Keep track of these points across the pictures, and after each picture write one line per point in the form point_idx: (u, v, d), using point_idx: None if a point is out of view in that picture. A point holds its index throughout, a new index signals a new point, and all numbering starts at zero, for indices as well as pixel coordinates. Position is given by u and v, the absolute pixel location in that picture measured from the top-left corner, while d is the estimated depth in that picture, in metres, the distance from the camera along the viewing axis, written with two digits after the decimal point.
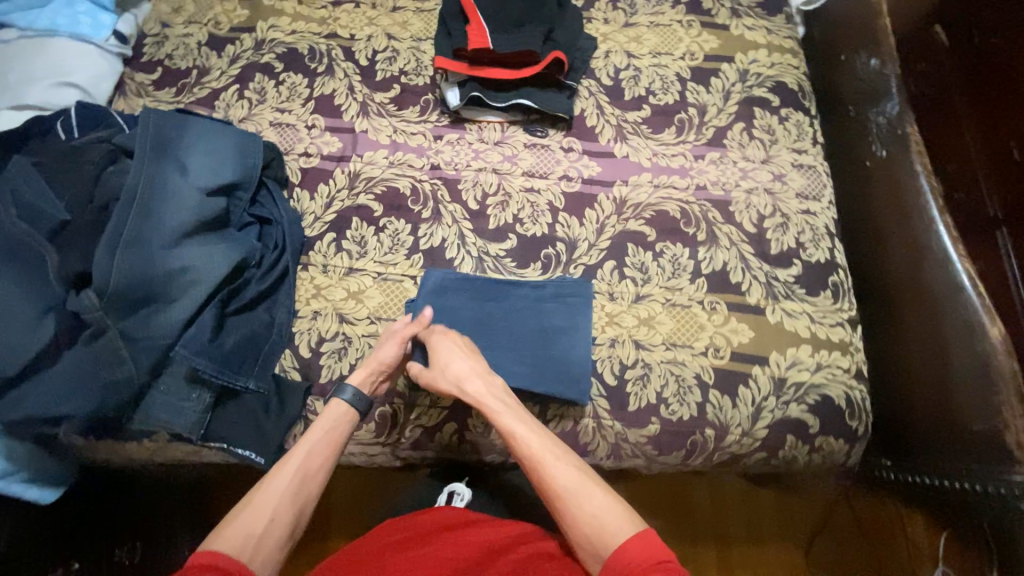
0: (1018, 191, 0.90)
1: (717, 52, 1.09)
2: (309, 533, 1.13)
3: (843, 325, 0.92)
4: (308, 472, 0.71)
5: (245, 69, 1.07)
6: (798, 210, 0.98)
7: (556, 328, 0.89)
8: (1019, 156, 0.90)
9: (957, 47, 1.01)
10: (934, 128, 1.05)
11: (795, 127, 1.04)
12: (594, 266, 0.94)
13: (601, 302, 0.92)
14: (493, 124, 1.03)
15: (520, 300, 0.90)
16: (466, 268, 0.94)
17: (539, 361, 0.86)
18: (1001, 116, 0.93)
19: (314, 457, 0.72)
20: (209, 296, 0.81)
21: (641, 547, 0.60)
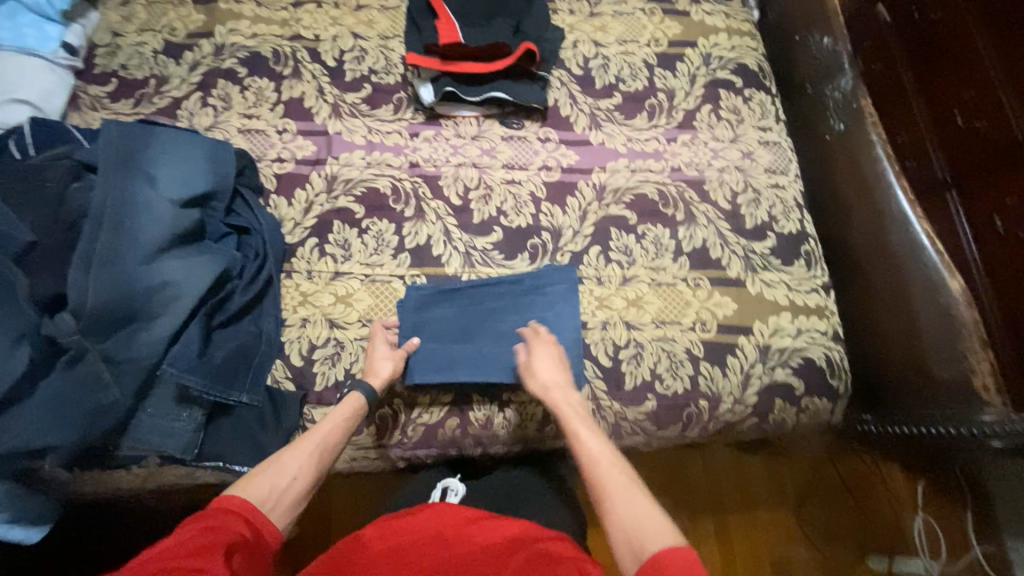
0: (965, 154, 0.96)
1: (680, 38, 1.12)
2: (313, 545, 1.11)
3: (817, 291, 0.97)
4: (324, 448, 0.72)
5: (207, 75, 1.04)
6: (768, 185, 1.02)
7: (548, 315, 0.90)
8: (962, 122, 0.96)
9: (899, 23, 1.07)
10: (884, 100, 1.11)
11: (759, 106, 1.08)
12: (580, 252, 0.96)
13: (590, 286, 0.93)
14: (468, 119, 1.04)
15: (510, 291, 0.91)
16: (454, 263, 0.94)
17: None
18: (942, 87, 0.99)
19: (333, 431, 0.73)
20: (193, 310, 0.78)
21: (673, 555, 0.55)
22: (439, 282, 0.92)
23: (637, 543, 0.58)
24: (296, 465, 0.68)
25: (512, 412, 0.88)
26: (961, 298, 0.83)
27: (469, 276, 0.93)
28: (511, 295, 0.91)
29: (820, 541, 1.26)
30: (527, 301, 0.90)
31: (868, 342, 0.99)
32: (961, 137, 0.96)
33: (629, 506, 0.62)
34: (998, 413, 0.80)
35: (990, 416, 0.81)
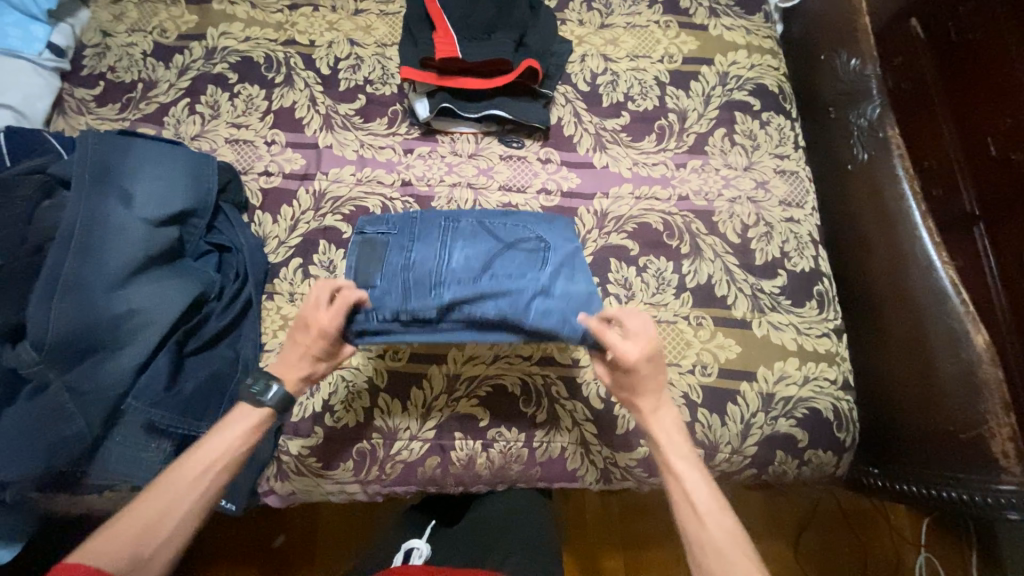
0: (997, 185, 0.86)
1: (696, 55, 1.05)
2: (295, 561, 1.09)
3: (828, 335, 0.91)
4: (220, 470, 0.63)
5: (196, 81, 1.00)
6: (782, 218, 0.96)
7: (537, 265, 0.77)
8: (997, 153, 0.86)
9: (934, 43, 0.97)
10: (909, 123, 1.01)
11: (776, 132, 1.01)
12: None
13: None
14: (466, 135, 0.98)
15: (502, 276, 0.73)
16: None
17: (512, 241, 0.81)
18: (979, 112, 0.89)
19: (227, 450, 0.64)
20: (164, 338, 0.75)
21: None
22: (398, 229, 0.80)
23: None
24: (181, 503, 0.60)
25: (496, 453, 0.83)
26: (983, 354, 0.77)
27: None
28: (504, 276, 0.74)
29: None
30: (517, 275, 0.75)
31: (879, 391, 0.91)
32: (992, 168, 0.87)
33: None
34: (1015, 481, 0.75)
35: (1008, 486, 0.76)
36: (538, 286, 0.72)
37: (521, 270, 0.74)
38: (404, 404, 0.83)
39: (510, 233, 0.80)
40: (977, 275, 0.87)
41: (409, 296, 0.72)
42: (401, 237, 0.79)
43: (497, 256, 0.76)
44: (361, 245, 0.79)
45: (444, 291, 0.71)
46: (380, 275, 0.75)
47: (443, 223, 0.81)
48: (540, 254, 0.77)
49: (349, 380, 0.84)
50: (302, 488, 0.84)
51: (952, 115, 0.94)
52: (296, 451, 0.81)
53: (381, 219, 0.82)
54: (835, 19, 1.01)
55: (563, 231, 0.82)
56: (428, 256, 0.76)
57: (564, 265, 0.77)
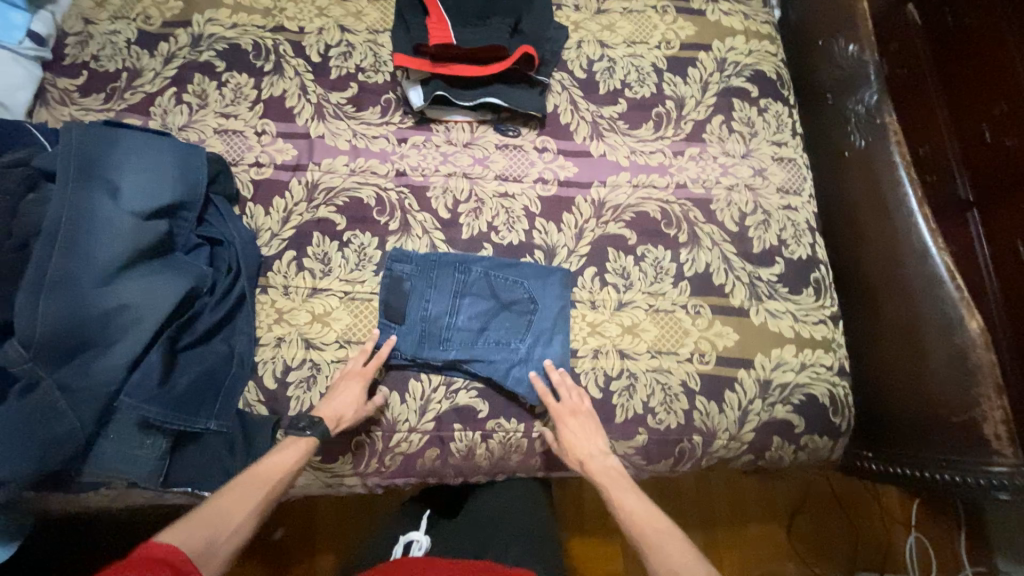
0: (990, 171, 0.86)
1: (693, 40, 1.04)
2: (294, 553, 1.09)
3: (825, 322, 0.91)
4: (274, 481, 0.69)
5: (182, 69, 0.97)
6: (779, 206, 0.95)
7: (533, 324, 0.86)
8: (991, 139, 0.86)
9: (929, 27, 0.97)
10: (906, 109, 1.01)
11: (774, 119, 1.00)
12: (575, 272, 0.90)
13: (581, 310, 0.88)
14: (461, 124, 0.97)
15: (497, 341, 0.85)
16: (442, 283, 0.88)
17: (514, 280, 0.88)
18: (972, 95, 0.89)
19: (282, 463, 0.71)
20: (156, 333, 0.74)
21: None
22: (417, 271, 0.87)
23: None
24: (243, 508, 0.65)
25: (495, 444, 0.83)
26: (976, 338, 0.78)
27: None
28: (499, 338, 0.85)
29: (810, 560, 1.22)
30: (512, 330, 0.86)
31: (874, 375, 0.91)
32: (987, 154, 0.87)
33: None
34: (1008, 463, 0.76)
35: (1001, 467, 0.77)
36: (523, 358, 0.84)
37: (512, 336, 0.85)
38: (403, 397, 0.83)
39: (513, 290, 0.87)
40: (971, 260, 0.87)
41: (419, 346, 0.84)
42: (420, 282, 0.87)
43: (498, 318, 0.86)
44: (390, 284, 0.87)
45: (447, 349, 0.84)
46: (399, 320, 0.85)
47: (456, 271, 0.88)
48: (535, 321, 0.86)
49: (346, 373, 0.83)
50: (301, 482, 0.83)
51: (948, 100, 0.93)
52: None
53: (407, 257, 0.88)
54: (832, 3, 1.00)
55: (557, 291, 0.88)
56: (441, 310, 0.86)
57: (553, 331, 0.86)
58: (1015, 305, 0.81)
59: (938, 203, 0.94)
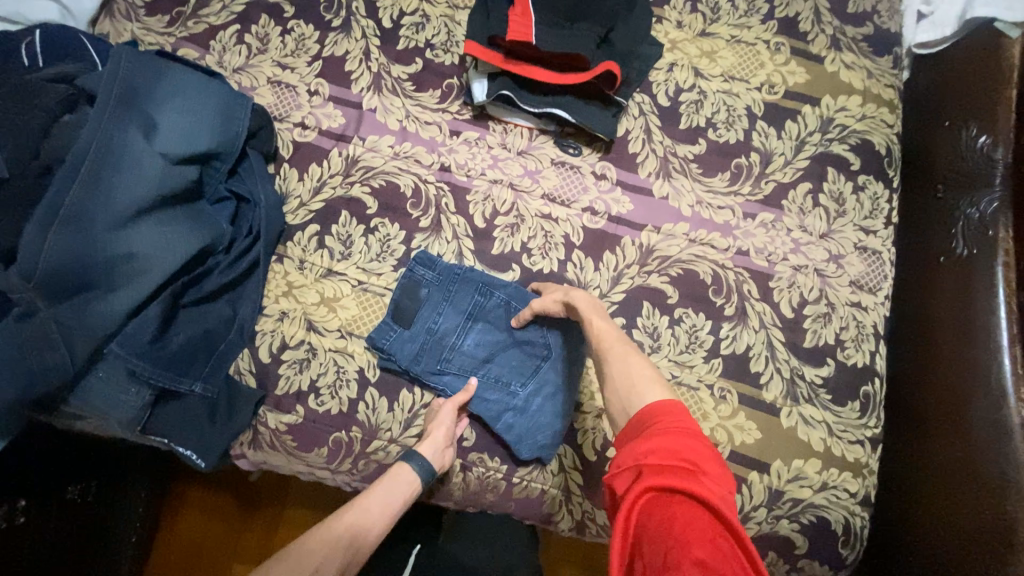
0: None
1: (801, 90, 0.91)
2: (265, 499, 1.13)
3: (862, 442, 0.81)
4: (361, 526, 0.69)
5: (250, 7, 0.93)
6: (848, 301, 0.84)
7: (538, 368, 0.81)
8: None
9: None
10: None
11: (869, 200, 0.88)
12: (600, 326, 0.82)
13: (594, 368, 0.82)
14: (520, 129, 0.89)
15: (497, 377, 0.81)
16: (457, 298, 0.82)
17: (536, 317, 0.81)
18: None
19: (373, 511, 0.71)
20: (161, 286, 0.73)
21: (670, 416, 0.53)
22: (448, 275, 0.82)
23: (629, 401, 0.58)
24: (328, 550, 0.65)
25: (473, 476, 0.79)
26: None
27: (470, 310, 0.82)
28: (500, 372, 0.81)
29: None
30: (514, 369, 0.81)
31: (902, 513, 0.81)
32: None
33: (647, 380, 0.60)
34: None
35: None
36: (518, 407, 0.79)
37: (513, 378, 0.80)
38: (391, 404, 0.79)
39: (529, 329, 0.81)
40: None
41: (416, 360, 0.79)
42: (438, 294, 0.82)
43: (505, 356, 0.81)
44: (405, 288, 0.82)
45: (446, 371, 0.79)
46: (404, 326, 0.80)
47: (477, 288, 0.82)
48: (544, 373, 0.80)
49: (340, 365, 0.80)
50: (273, 460, 0.82)
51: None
52: (273, 424, 0.79)
53: (428, 260, 0.82)
54: (979, 83, 0.85)
55: (575, 336, 0.81)
56: (452, 329, 0.81)
57: (560, 389, 0.80)
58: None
59: None
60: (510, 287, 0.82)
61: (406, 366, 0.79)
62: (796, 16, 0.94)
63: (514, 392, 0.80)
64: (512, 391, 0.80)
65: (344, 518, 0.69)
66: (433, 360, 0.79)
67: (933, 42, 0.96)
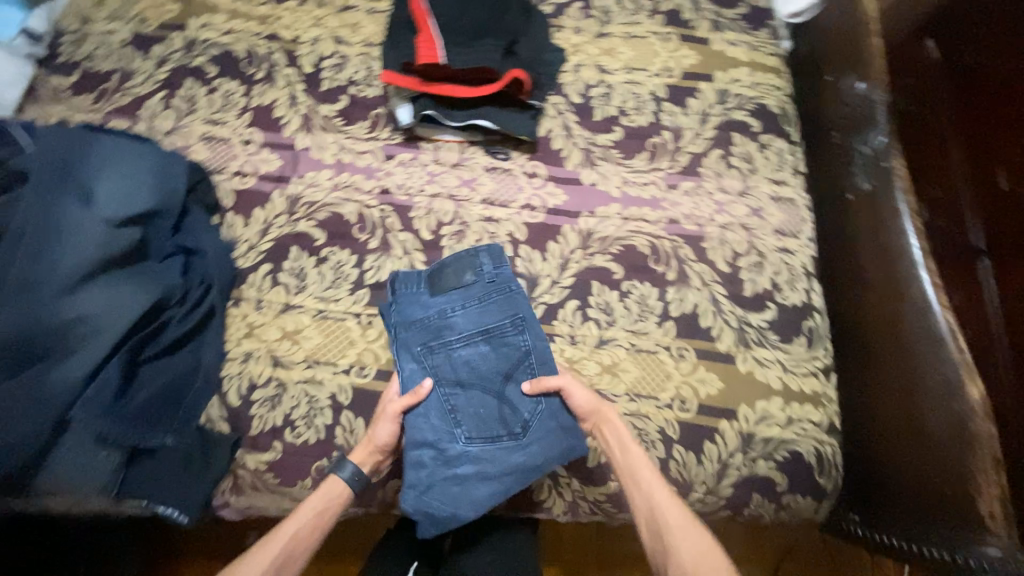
0: (1002, 220, 0.86)
1: (695, 70, 1.01)
2: None
3: (816, 374, 0.86)
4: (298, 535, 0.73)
5: (175, 73, 0.97)
6: (775, 248, 0.91)
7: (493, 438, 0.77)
8: (1006, 186, 0.85)
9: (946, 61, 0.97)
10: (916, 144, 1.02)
11: (775, 156, 0.96)
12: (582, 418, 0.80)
13: (531, 477, 0.76)
14: (450, 144, 0.94)
15: (445, 425, 0.77)
16: (474, 300, 0.82)
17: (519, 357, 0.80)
18: (988, 145, 0.89)
19: (307, 525, 0.74)
20: (116, 345, 0.73)
21: None
22: (474, 278, 0.84)
23: None
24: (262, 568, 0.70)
25: None
26: (976, 407, 0.71)
27: None
28: (461, 405, 0.78)
29: None
30: (472, 426, 0.77)
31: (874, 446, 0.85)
32: (1001, 200, 0.86)
33: (702, 557, 0.70)
34: (1000, 545, 0.68)
35: (994, 550, 0.68)
36: (439, 456, 0.76)
37: (467, 423, 0.77)
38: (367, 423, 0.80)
39: (520, 404, 0.79)
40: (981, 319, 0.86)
41: (406, 327, 0.81)
42: (478, 291, 0.83)
43: (476, 401, 0.79)
44: (463, 256, 0.85)
45: (432, 356, 0.80)
46: (430, 293, 0.83)
47: (512, 314, 0.82)
48: (492, 447, 0.76)
49: (311, 396, 0.81)
50: (258, 503, 0.81)
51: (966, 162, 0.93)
52: (251, 466, 0.79)
53: (494, 252, 0.85)
54: (846, 39, 0.97)
55: (552, 437, 0.77)
56: (462, 329, 0.81)
57: (492, 477, 0.75)
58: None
59: (944, 246, 0.94)
60: (543, 345, 0.81)
61: (393, 323, 0.82)
62: (677, 8, 1.05)
63: (456, 437, 0.77)
64: (455, 437, 0.77)
65: (277, 539, 0.72)
66: (417, 333, 0.81)
67: (801, 11, 1.08)
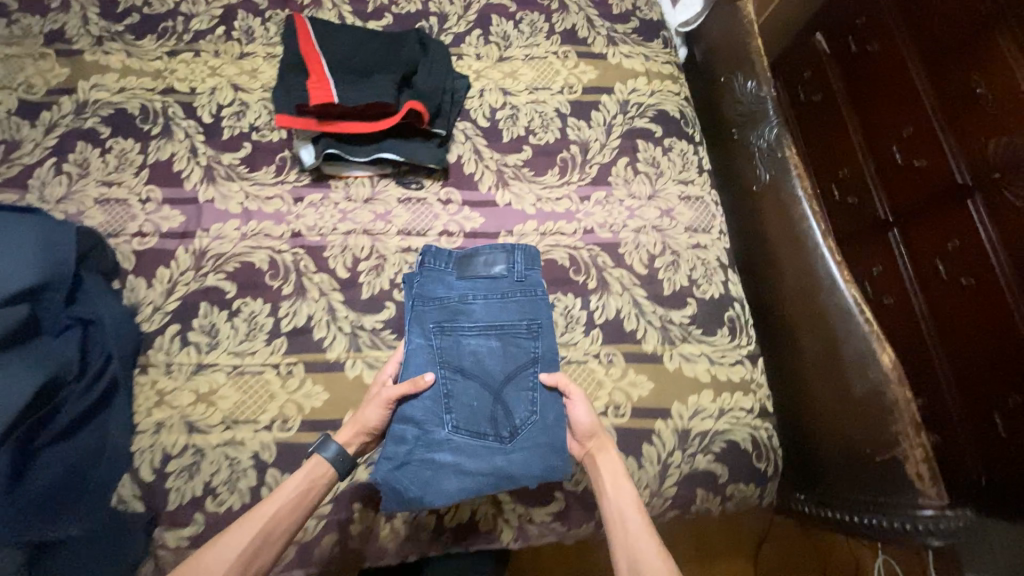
0: (905, 193, 0.96)
1: (596, 84, 1.04)
2: None
3: (742, 362, 0.89)
4: (270, 532, 0.64)
5: (65, 138, 0.93)
6: (689, 245, 0.94)
7: (481, 436, 0.73)
8: (901, 160, 0.96)
9: (838, 55, 1.11)
10: (823, 131, 1.15)
11: (679, 157, 1.00)
12: (578, 443, 0.78)
13: (500, 484, 0.72)
14: (361, 179, 0.93)
15: (434, 416, 0.74)
16: (493, 295, 0.80)
17: (523, 359, 0.78)
18: (881, 125, 1.01)
19: (285, 517, 0.66)
20: (5, 435, 0.66)
21: None
22: (495, 280, 0.82)
23: None
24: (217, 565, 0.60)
25: (401, 522, 0.77)
26: (889, 374, 0.75)
27: (353, 361, 0.83)
28: (459, 393, 0.75)
29: None
30: (467, 419, 0.74)
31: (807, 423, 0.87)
32: (900, 173, 0.97)
33: None
34: (934, 504, 0.73)
35: (928, 510, 0.73)
36: (423, 439, 0.73)
37: (460, 415, 0.74)
38: None
39: (515, 411, 0.75)
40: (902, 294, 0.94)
41: (424, 301, 0.79)
42: (504, 286, 0.82)
43: (473, 394, 0.76)
44: (488, 250, 0.84)
45: (449, 338, 0.77)
46: (455, 276, 0.82)
47: (530, 318, 0.79)
48: (476, 443, 0.73)
49: (233, 458, 0.77)
50: None
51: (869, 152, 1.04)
52: (173, 543, 0.73)
53: (528, 254, 0.83)
54: (733, 41, 1.02)
55: (536, 453, 0.74)
56: (478, 318, 0.79)
57: (467, 474, 0.72)
58: (948, 342, 0.85)
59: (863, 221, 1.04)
60: (554, 357, 0.79)
61: (415, 294, 0.80)
62: (574, 26, 1.09)
63: (446, 423, 0.73)
64: (445, 423, 0.73)
65: (247, 524, 0.64)
66: (431, 311, 0.78)
67: (691, 20, 1.14)
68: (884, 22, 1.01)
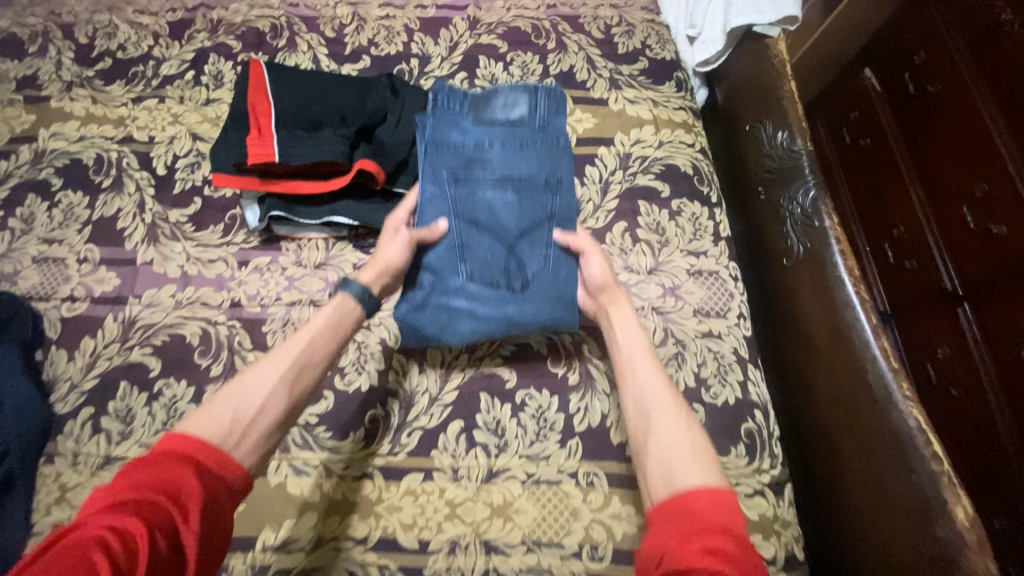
0: (984, 265, 0.73)
1: (593, 134, 0.90)
2: None
3: (763, 492, 0.69)
4: (307, 359, 0.60)
5: (16, 190, 0.88)
6: (698, 333, 0.76)
7: (493, 286, 0.71)
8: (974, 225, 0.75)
9: (892, 96, 0.91)
10: (870, 183, 0.93)
11: (690, 222, 0.83)
12: (589, 298, 0.74)
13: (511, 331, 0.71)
14: (315, 242, 0.83)
15: (448, 268, 0.72)
16: (516, 146, 0.75)
17: (540, 206, 0.74)
18: (947, 176, 0.80)
19: (320, 346, 0.62)
20: None
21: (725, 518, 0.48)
22: (518, 128, 0.76)
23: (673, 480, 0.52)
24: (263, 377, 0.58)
25: None
26: (966, 537, 0.52)
27: (277, 464, 0.68)
28: (475, 242, 0.72)
29: None
30: (482, 271, 0.72)
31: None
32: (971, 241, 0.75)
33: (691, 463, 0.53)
34: None
35: None
36: (438, 285, 0.72)
37: (474, 264, 0.72)
38: None
39: (527, 264, 0.72)
40: (980, 412, 0.70)
41: (436, 147, 0.74)
42: (524, 134, 0.76)
43: (487, 247, 0.72)
44: (508, 94, 0.78)
45: (463, 184, 0.73)
46: (470, 120, 0.76)
47: (550, 171, 0.74)
48: (489, 293, 0.71)
49: None
50: None
51: (934, 215, 0.81)
52: None
53: (553, 95, 0.78)
54: (766, 82, 0.85)
55: (547, 303, 0.71)
56: (495, 167, 0.74)
57: (480, 319, 0.71)
58: None
59: (921, 294, 0.81)
60: (570, 216, 0.74)
61: (432, 137, 0.74)
62: (571, 69, 0.96)
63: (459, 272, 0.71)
64: (460, 275, 0.71)
65: (288, 341, 0.61)
66: (444, 157, 0.73)
67: (711, 58, 0.97)
68: (948, 59, 0.81)
